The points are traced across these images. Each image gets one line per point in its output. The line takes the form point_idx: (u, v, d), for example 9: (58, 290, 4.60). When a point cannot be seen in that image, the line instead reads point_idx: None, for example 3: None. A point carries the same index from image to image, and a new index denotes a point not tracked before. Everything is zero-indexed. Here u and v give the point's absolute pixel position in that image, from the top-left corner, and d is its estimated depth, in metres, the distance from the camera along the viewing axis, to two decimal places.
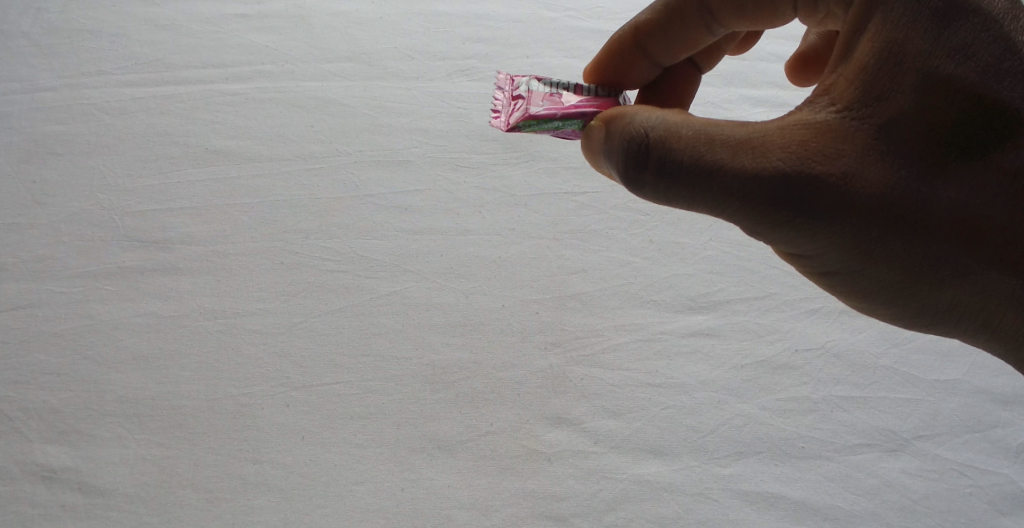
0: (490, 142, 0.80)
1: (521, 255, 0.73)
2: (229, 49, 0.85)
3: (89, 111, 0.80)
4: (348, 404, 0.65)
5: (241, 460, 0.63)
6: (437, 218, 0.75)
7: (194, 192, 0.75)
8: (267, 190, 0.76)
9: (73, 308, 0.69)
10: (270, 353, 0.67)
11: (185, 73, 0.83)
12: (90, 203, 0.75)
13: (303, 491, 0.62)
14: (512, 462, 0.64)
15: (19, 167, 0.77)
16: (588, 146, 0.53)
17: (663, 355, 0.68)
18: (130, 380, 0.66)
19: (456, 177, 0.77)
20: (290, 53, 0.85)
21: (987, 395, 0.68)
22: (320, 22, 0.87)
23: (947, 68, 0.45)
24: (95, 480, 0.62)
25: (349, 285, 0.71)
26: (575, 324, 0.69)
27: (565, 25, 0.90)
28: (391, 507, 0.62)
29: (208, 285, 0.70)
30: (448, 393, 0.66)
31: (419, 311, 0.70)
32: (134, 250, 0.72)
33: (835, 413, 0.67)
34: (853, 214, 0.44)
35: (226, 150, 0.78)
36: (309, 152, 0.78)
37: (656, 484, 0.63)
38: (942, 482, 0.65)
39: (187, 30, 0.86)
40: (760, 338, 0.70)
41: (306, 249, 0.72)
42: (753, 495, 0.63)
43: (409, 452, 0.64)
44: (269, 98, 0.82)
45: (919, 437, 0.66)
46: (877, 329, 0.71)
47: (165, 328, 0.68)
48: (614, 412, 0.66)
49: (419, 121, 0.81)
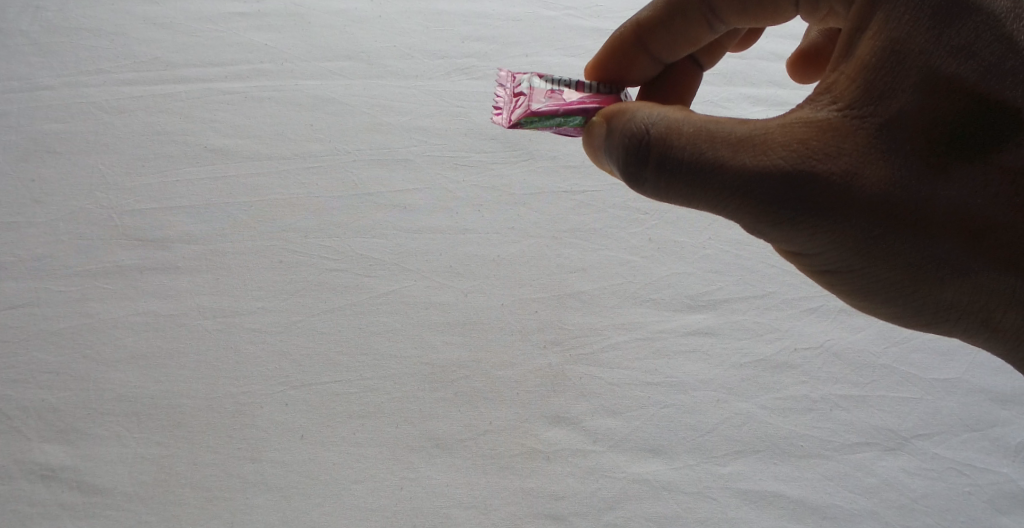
0: (490, 140, 0.80)
1: (520, 254, 0.73)
2: (228, 48, 0.85)
3: (88, 110, 0.80)
4: (348, 403, 0.65)
5: (240, 459, 0.63)
6: (436, 217, 0.75)
7: (193, 191, 0.75)
8: (266, 189, 0.76)
9: (72, 307, 0.69)
10: (269, 352, 0.67)
11: (184, 72, 0.83)
12: (90, 202, 0.75)
13: (303, 490, 0.62)
14: (511, 460, 0.64)
15: (18, 166, 0.77)
16: (589, 144, 0.52)
17: (662, 354, 0.68)
18: (129, 379, 0.66)
19: (456, 176, 0.77)
20: (289, 52, 0.85)
21: (986, 394, 0.68)
22: (319, 21, 0.87)
23: (950, 66, 0.44)
24: (94, 479, 0.62)
25: (348, 284, 0.71)
26: (574, 323, 0.69)
27: (564, 24, 0.90)
28: (390, 506, 0.62)
29: (207, 284, 0.70)
30: (447, 392, 0.66)
31: (418, 310, 0.70)
32: (133, 249, 0.72)
33: (834, 411, 0.67)
34: (854, 212, 0.44)
35: (225, 149, 0.78)
36: (308, 151, 0.78)
37: (655, 483, 0.63)
38: (941, 481, 0.65)
39: (186, 29, 0.86)
40: (760, 337, 0.70)
41: (306, 248, 0.72)
42: (752, 494, 0.63)
43: (408, 451, 0.63)
44: (268, 96, 0.81)
45: (918, 436, 0.66)
46: (877, 328, 0.71)
47: (164, 327, 0.68)
48: (613, 411, 0.66)
49: (419, 120, 0.81)
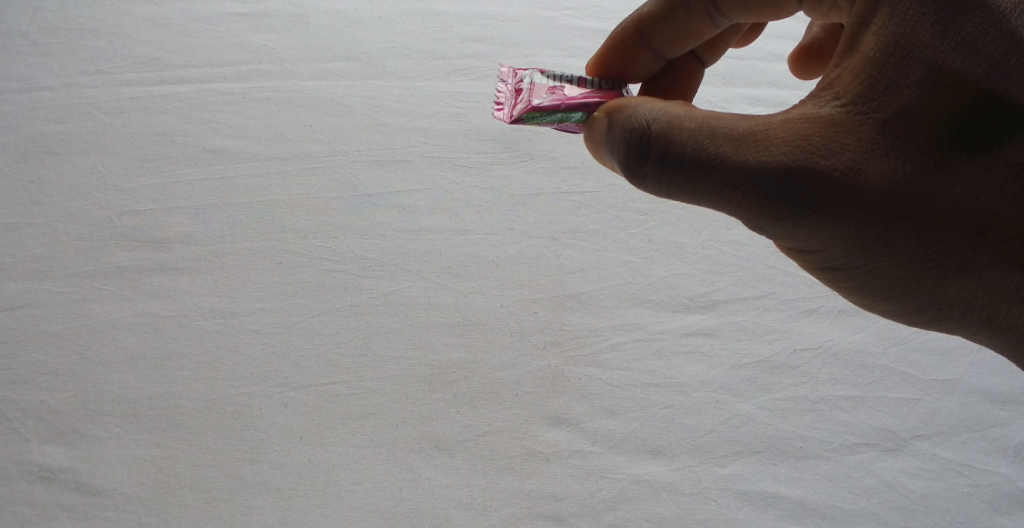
0: (489, 141, 0.80)
1: (520, 255, 0.73)
2: (227, 48, 0.85)
3: (88, 110, 0.80)
4: (348, 404, 0.65)
5: (240, 460, 0.63)
6: (436, 218, 0.75)
7: (193, 191, 0.75)
8: (266, 189, 0.76)
9: (72, 308, 0.69)
10: (269, 353, 0.67)
11: (184, 73, 0.83)
12: (90, 203, 0.75)
13: (303, 491, 0.62)
14: (511, 461, 0.64)
15: (17, 166, 0.77)
16: (589, 138, 0.53)
17: (662, 355, 0.68)
18: (129, 380, 0.66)
19: (455, 176, 0.77)
20: (289, 52, 0.85)
21: (986, 395, 0.68)
22: (319, 22, 0.87)
23: (953, 62, 0.44)
24: (95, 480, 0.62)
25: (348, 285, 0.71)
26: (574, 324, 0.69)
27: (564, 25, 0.90)
28: (390, 507, 0.62)
29: (207, 285, 0.70)
30: (447, 394, 0.66)
31: (418, 311, 0.70)
32: (132, 249, 0.72)
33: (834, 412, 0.67)
34: (856, 208, 0.44)
35: (225, 150, 0.78)
36: (308, 152, 0.78)
37: (655, 483, 0.63)
38: (940, 482, 0.65)
39: (185, 30, 0.86)
40: (760, 338, 0.70)
41: (305, 249, 0.72)
42: (752, 495, 0.63)
43: (408, 452, 0.63)
44: (268, 97, 0.81)
45: (918, 437, 0.66)
46: (876, 328, 0.71)
47: (164, 328, 0.68)
48: (613, 411, 0.66)
49: (418, 121, 0.81)
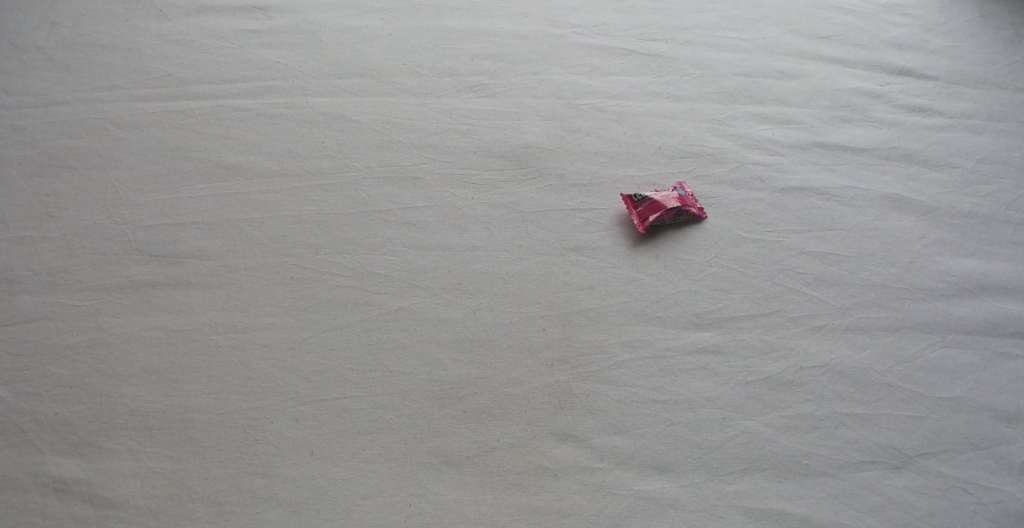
0: (499, 159, 0.83)
1: (529, 271, 0.75)
2: (241, 65, 0.90)
3: (102, 125, 0.83)
4: (358, 419, 0.65)
5: (251, 475, 0.62)
6: (444, 234, 0.77)
7: (206, 207, 0.78)
8: (278, 205, 0.78)
9: (85, 321, 0.70)
10: (281, 367, 0.68)
11: (196, 88, 0.87)
12: (103, 217, 0.77)
13: (313, 506, 0.60)
14: (518, 477, 0.63)
15: (32, 180, 0.79)
16: None
17: (668, 372, 0.69)
18: (142, 392, 0.66)
19: (465, 193, 0.80)
20: (302, 69, 0.90)
21: (992, 413, 0.68)
22: (331, 38, 0.93)
23: None
24: (106, 493, 0.61)
25: (359, 301, 0.72)
26: (582, 340, 0.70)
27: (572, 42, 0.95)
28: (397, 521, 0.60)
29: (220, 299, 0.72)
30: (457, 409, 0.66)
31: (429, 326, 0.71)
32: (146, 264, 0.74)
33: (840, 430, 0.66)
34: None
35: (236, 165, 0.81)
36: (320, 168, 0.81)
37: (661, 500, 0.62)
38: (946, 499, 0.63)
39: (199, 46, 0.91)
40: (766, 356, 0.70)
41: (317, 264, 0.74)
42: (759, 512, 0.62)
43: (416, 467, 0.63)
44: (281, 113, 0.86)
45: (923, 454, 0.65)
46: (882, 346, 0.72)
47: (176, 341, 0.69)
48: (620, 428, 0.66)
49: (428, 137, 0.84)
